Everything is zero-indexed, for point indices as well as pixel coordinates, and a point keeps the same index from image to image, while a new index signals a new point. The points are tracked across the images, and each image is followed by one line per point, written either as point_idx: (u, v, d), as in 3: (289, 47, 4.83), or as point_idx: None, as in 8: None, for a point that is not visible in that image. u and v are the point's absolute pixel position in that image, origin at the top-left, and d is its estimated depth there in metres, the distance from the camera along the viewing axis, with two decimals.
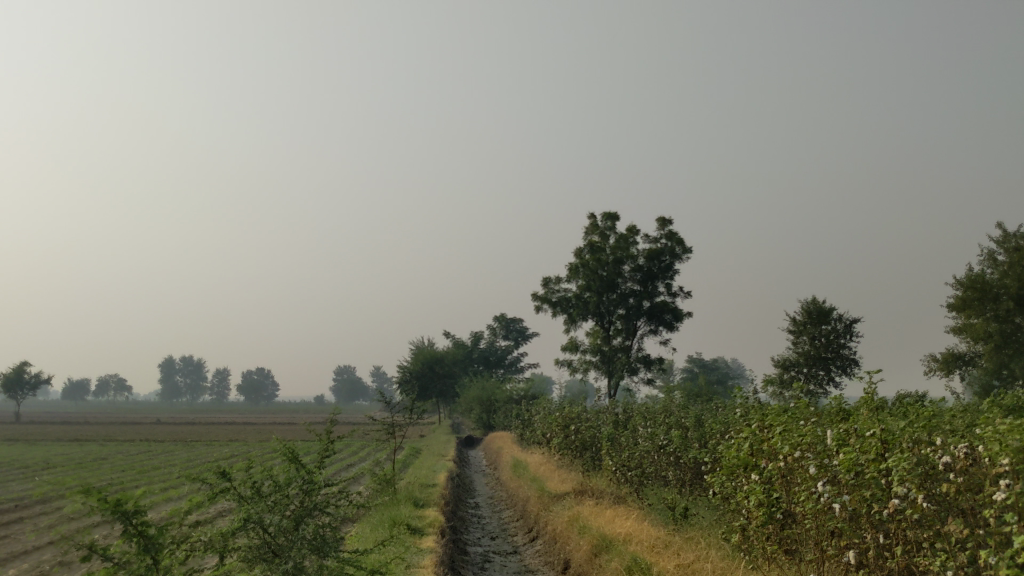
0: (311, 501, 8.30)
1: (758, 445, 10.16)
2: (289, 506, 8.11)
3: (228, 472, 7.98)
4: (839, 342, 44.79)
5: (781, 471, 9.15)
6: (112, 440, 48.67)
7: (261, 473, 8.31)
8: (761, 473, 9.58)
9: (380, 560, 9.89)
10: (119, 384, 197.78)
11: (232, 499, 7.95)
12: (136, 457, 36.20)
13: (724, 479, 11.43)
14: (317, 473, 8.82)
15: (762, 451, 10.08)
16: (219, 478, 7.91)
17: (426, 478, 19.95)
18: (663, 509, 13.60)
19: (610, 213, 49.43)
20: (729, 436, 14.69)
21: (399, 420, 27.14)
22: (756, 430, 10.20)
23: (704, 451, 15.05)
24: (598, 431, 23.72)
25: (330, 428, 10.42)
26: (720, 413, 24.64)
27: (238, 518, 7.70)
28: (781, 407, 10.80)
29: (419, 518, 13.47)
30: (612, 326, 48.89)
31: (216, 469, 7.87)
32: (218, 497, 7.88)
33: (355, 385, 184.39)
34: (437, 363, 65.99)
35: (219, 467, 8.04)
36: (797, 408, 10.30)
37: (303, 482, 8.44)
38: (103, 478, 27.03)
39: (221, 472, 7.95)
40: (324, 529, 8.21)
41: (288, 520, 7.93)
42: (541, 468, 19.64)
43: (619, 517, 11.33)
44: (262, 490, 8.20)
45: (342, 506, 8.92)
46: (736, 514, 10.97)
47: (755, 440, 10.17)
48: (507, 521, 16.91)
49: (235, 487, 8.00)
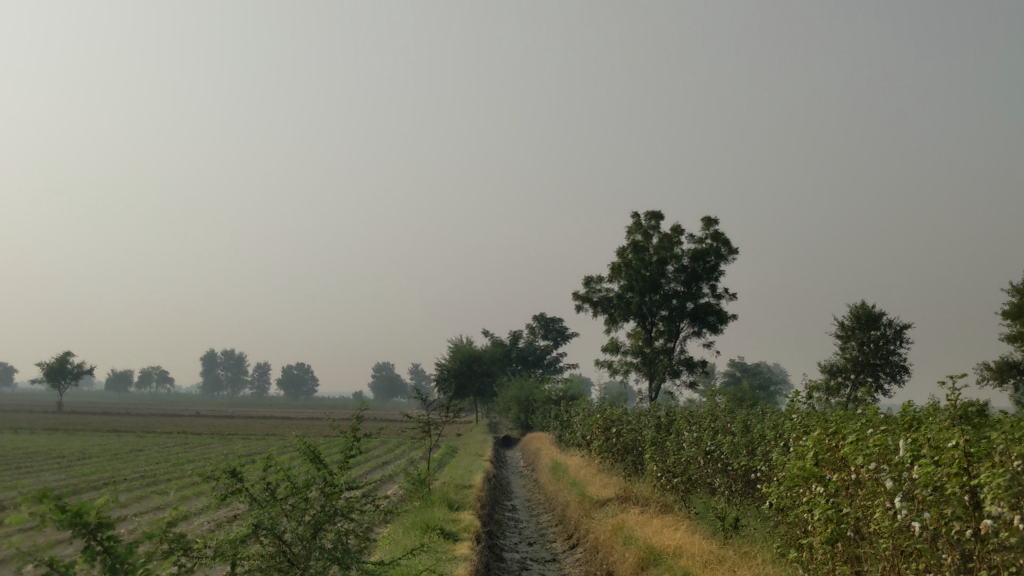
0: (333, 506, 7.71)
1: (822, 455, 9.34)
2: (306, 510, 7.54)
3: (239, 472, 7.42)
4: (888, 348, 43.52)
5: (852, 484, 8.31)
6: (149, 431, 48.76)
7: (276, 474, 7.74)
8: (827, 486, 8.75)
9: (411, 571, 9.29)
10: (161, 376, 199.91)
11: (243, 501, 7.42)
12: (171, 449, 36.01)
13: (782, 491, 10.61)
14: (341, 475, 8.24)
15: (829, 461, 9.26)
16: (230, 478, 7.36)
17: (461, 478, 19.32)
18: (715, 521, 12.78)
19: (654, 213, 48.51)
20: (786, 444, 13.86)
21: (435, 419, 26.54)
22: (822, 438, 9.38)
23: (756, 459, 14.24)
24: (640, 433, 22.95)
25: (357, 425, 9.82)
26: (767, 419, 23.76)
27: (249, 524, 7.13)
28: (849, 415, 9.96)
29: (453, 522, 12.80)
30: (654, 328, 47.98)
31: (227, 468, 7.32)
32: (230, 499, 7.33)
33: (393, 381, 184.65)
34: (476, 361, 65.43)
35: (229, 466, 7.47)
36: (869, 416, 9.44)
37: (323, 483, 7.87)
38: (135, 470, 26.75)
39: (231, 472, 7.40)
40: (346, 536, 7.62)
41: (305, 527, 7.34)
42: (581, 472, 18.84)
43: (668, 528, 10.57)
44: (278, 493, 7.62)
45: (367, 510, 8.34)
46: (798, 529, 10.13)
47: (820, 449, 9.35)
48: (545, 526, 16.21)
49: (248, 488, 7.46)
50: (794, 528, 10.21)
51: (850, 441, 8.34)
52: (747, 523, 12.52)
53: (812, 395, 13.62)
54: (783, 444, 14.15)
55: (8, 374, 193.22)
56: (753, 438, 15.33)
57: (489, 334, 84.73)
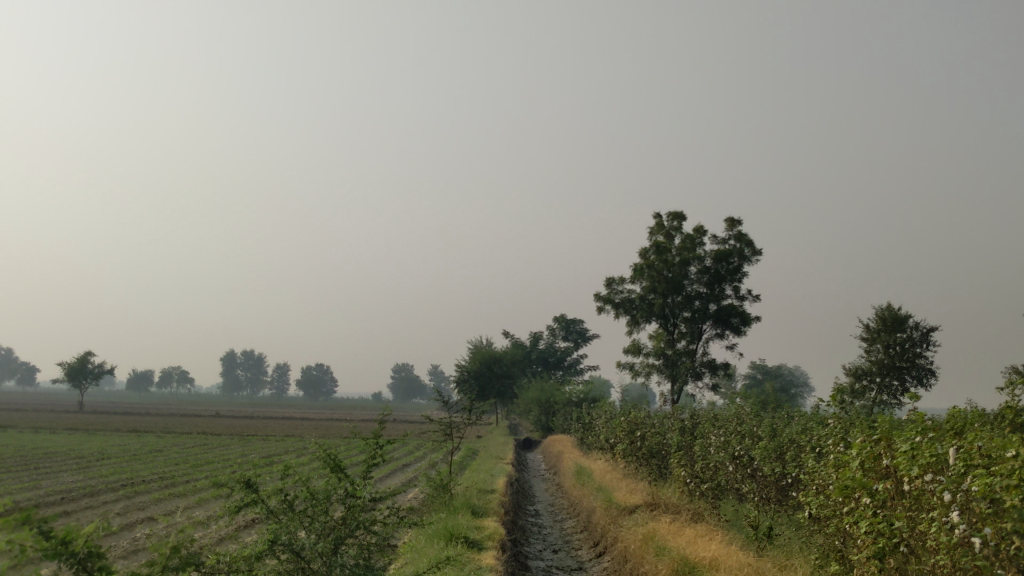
0: (354, 518, 7.39)
1: (867, 464, 8.90)
2: (327, 525, 7.22)
3: (255, 482, 7.12)
4: (914, 351, 42.82)
5: (909, 497, 7.85)
6: (168, 432, 48.61)
7: (294, 484, 7.43)
8: (875, 496, 8.30)
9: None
10: (181, 376, 200.55)
11: (259, 514, 7.12)
12: (191, 450, 35.85)
13: (824, 501, 10.16)
14: (363, 484, 7.93)
15: (875, 471, 8.81)
16: (246, 489, 7.05)
17: (483, 483, 18.94)
18: (748, 532, 12.32)
19: (677, 213, 47.99)
20: (821, 451, 13.38)
21: (457, 421, 26.14)
22: (867, 447, 8.93)
23: (792, 465, 13.81)
24: (665, 437, 22.47)
25: (380, 430, 9.45)
26: (794, 423, 23.27)
27: (264, 539, 6.81)
28: (895, 421, 9.49)
29: (477, 530, 12.41)
30: (676, 330, 47.46)
31: (243, 478, 7.01)
32: (245, 510, 7.02)
33: (412, 382, 184.47)
34: (496, 362, 65.06)
35: (245, 475, 7.17)
36: (918, 424, 8.97)
37: (343, 495, 7.56)
38: (153, 471, 26.55)
39: (247, 482, 7.10)
40: (368, 551, 7.31)
41: (326, 541, 7.01)
42: (605, 476, 18.37)
43: (701, 538, 10.17)
44: (295, 504, 7.31)
45: (390, 524, 8.00)
46: (841, 542, 9.66)
47: (865, 458, 8.90)
48: (570, 533, 15.81)
49: (264, 500, 7.15)
50: (836, 538, 9.74)
51: (901, 449, 7.89)
52: (782, 533, 12.06)
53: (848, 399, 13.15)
54: (819, 451, 13.69)
55: (30, 374, 194.35)
56: (786, 444, 14.87)
57: (509, 336, 84.28)
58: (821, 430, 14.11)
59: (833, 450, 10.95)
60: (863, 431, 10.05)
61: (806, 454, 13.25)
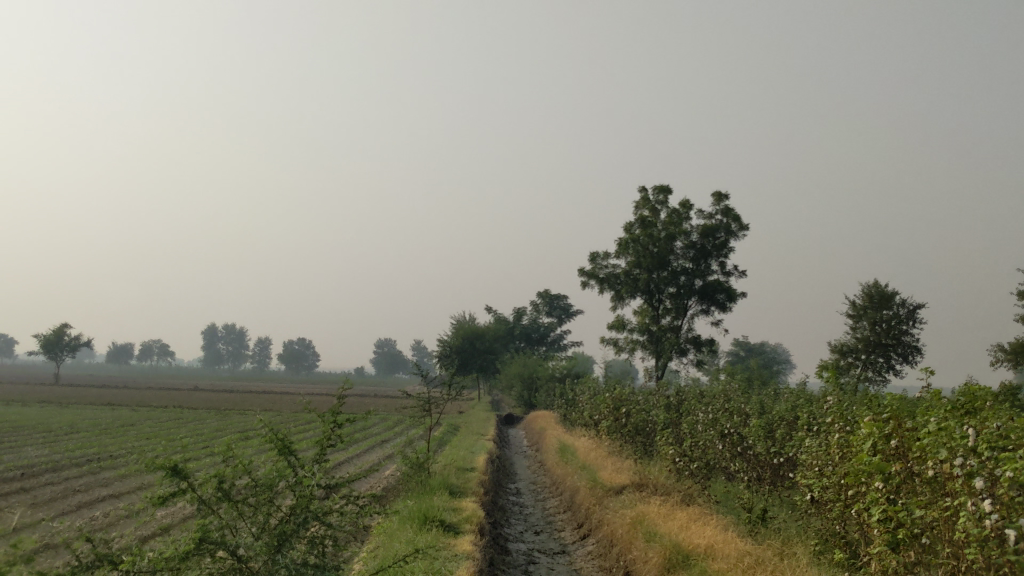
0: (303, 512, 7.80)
1: (880, 446, 8.13)
2: (265, 518, 7.71)
3: (182, 470, 7.45)
4: (900, 329, 42.37)
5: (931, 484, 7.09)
6: (143, 406, 47.54)
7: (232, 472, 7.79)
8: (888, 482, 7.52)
9: (414, 548, 9.24)
10: (161, 350, 198.88)
11: (191, 503, 7.53)
12: (165, 424, 34.97)
13: (834, 486, 9.42)
14: (308, 474, 8.30)
15: (889, 455, 8.03)
16: (171, 477, 7.39)
17: (463, 460, 18.26)
18: (744, 515, 11.63)
19: (663, 187, 47.25)
20: (821, 429, 12.72)
21: (437, 396, 25.37)
22: (882, 429, 8.14)
23: (789, 445, 13.13)
24: (652, 414, 21.73)
25: (338, 407, 9.54)
26: (782, 400, 22.74)
27: (194, 537, 7.14)
28: (910, 402, 8.70)
29: (453, 512, 11.69)
30: (661, 305, 46.85)
31: (168, 467, 7.31)
32: (173, 497, 7.40)
33: (395, 357, 183.44)
34: (478, 338, 64.32)
35: (173, 462, 7.50)
36: (939, 404, 8.18)
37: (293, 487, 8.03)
38: (122, 446, 25.72)
39: (173, 469, 7.43)
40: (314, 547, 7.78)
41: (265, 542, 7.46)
42: (590, 454, 17.60)
43: (695, 523, 9.47)
44: (232, 497, 7.67)
45: (339, 512, 8.27)
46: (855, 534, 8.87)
47: (880, 441, 8.11)
48: (552, 513, 15.13)
49: (193, 488, 7.52)
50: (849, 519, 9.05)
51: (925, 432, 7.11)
52: (778, 517, 11.40)
53: (849, 374, 12.46)
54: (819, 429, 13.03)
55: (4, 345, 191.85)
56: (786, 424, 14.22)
57: (492, 311, 83.42)
58: (822, 408, 13.46)
59: (835, 430, 10.25)
60: (871, 409, 9.34)
61: (800, 434, 12.56)
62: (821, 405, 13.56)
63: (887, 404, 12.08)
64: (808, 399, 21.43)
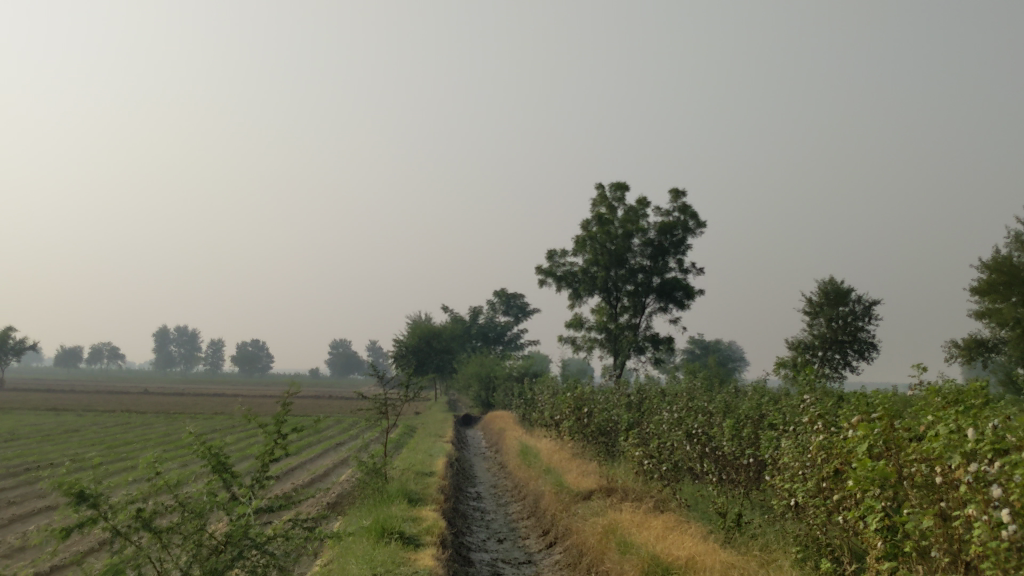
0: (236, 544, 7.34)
1: (877, 448, 7.53)
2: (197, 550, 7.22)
3: (92, 494, 6.81)
4: (856, 325, 42.38)
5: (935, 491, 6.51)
6: (89, 410, 46.09)
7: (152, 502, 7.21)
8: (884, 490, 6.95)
9: (372, 565, 8.58)
10: (111, 353, 195.25)
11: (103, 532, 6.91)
12: (110, 430, 33.80)
13: (826, 494, 8.86)
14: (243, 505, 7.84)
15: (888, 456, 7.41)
16: (79, 504, 6.73)
17: (421, 464, 17.63)
18: (719, 519, 11.11)
19: (620, 184, 46.86)
20: (796, 431, 12.24)
21: (393, 397, 24.62)
22: (878, 431, 7.52)
23: (764, 447, 12.64)
24: (614, 415, 21.19)
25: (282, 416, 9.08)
26: (744, 398, 22.34)
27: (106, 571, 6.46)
28: (906, 400, 8.11)
29: (413, 522, 11.03)
30: (619, 303, 46.47)
31: (76, 493, 6.65)
32: (83, 527, 6.78)
33: (349, 358, 181.66)
34: (435, 338, 63.59)
35: (82, 486, 6.85)
36: (938, 404, 7.59)
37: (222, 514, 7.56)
38: (64, 454, 24.63)
39: (81, 494, 6.77)
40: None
41: None
42: (553, 456, 16.98)
43: (672, 533, 8.90)
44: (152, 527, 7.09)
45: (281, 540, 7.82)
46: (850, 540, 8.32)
47: (877, 441, 7.49)
48: (515, 519, 14.52)
49: (106, 516, 6.91)
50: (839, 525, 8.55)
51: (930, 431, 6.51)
52: (754, 522, 10.90)
53: (825, 375, 12.01)
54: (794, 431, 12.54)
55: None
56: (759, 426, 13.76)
57: (448, 309, 82.60)
58: (797, 409, 13.00)
59: (818, 430, 9.74)
60: (859, 407, 8.82)
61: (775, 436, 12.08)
62: (796, 406, 13.10)
63: (867, 404, 11.65)
64: (772, 397, 21.02)
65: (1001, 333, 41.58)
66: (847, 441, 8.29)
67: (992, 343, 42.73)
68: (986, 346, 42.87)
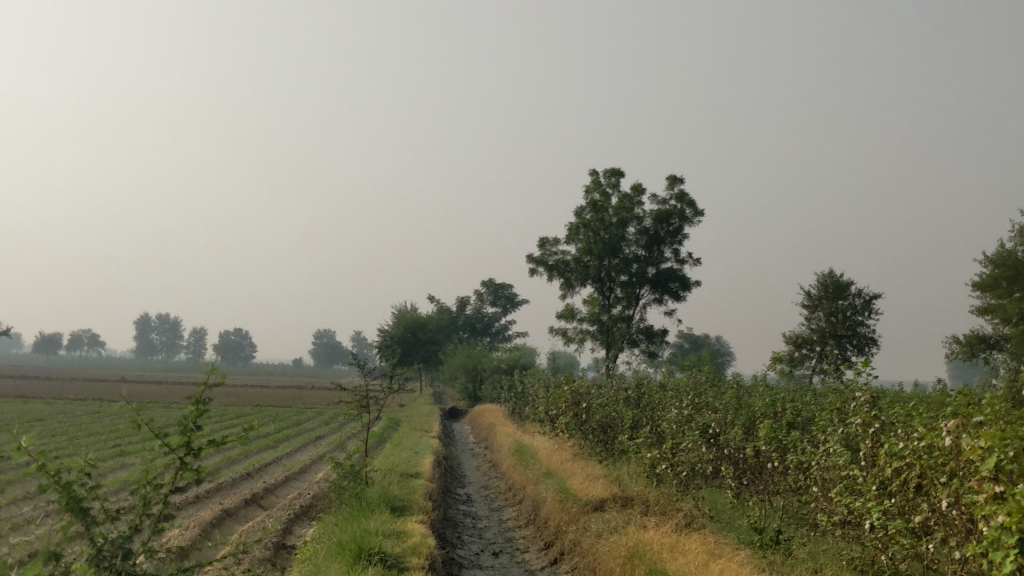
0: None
1: (999, 472, 5.80)
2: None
3: None
4: (856, 319, 40.83)
5: None
6: (59, 399, 44.13)
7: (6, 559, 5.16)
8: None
9: None
10: (92, 341, 192.52)
11: None
12: (76, 419, 31.98)
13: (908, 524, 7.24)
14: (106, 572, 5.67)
15: (1013, 479, 5.70)
16: None
17: (405, 463, 16.00)
18: (753, 538, 9.58)
19: (615, 169, 45.28)
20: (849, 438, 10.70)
21: (377, 388, 22.86)
22: (1005, 437, 5.76)
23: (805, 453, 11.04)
24: (617, 411, 19.51)
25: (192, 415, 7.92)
26: (754, 394, 20.76)
27: None
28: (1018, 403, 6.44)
29: (396, 538, 9.38)
30: (612, 294, 44.85)
31: None
32: None
33: (333, 348, 178.80)
34: (420, 328, 61.94)
35: None
36: None
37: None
38: (24, 446, 22.87)
39: None
40: None
41: None
42: (553, 456, 15.28)
43: (713, 560, 7.26)
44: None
45: None
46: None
47: (1003, 456, 5.73)
48: (511, 528, 12.89)
49: None
50: (931, 548, 7.02)
51: None
52: (797, 539, 9.42)
53: (880, 377, 10.50)
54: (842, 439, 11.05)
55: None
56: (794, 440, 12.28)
57: (435, 299, 80.68)
58: (846, 413, 11.45)
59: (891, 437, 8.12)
60: (958, 407, 7.22)
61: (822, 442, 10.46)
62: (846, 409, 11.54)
63: (933, 407, 10.14)
64: (785, 395, 19.36)
65: (1003, 330, 40.12)
66: (953, 455, 6.71)
67: (994, 340, 41.27)
68: (988, 343, 41.43)
